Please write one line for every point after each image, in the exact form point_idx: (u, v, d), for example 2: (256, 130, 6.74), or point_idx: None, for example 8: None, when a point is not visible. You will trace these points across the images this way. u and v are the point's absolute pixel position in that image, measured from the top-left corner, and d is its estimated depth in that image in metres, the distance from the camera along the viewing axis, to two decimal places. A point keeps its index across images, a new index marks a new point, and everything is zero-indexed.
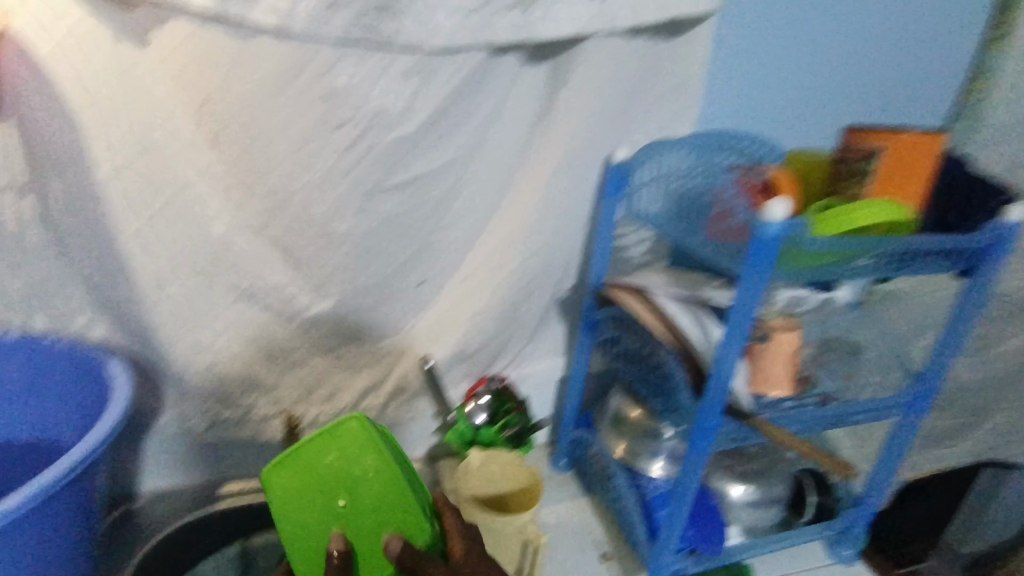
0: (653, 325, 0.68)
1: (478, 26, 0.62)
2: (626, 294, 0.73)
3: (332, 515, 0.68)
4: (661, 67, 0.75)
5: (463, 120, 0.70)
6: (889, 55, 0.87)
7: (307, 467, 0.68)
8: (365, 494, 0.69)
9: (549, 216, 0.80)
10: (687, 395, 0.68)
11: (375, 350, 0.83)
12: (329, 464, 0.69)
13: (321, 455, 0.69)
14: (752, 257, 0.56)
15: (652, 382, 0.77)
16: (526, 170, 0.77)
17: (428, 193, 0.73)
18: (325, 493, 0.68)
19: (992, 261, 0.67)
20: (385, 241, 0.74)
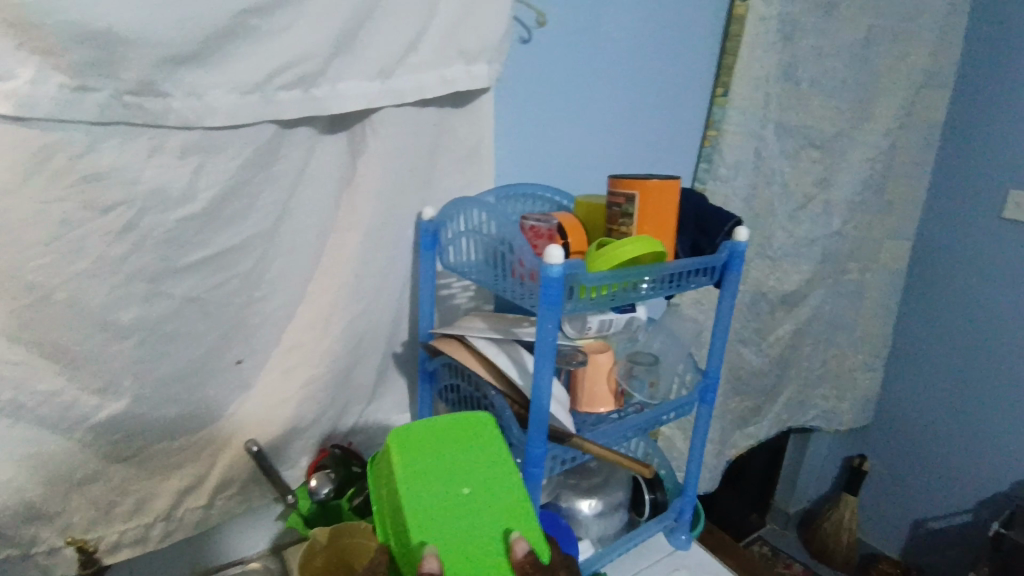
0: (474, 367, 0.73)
1: (262, 102, 0.63)
2: (449, 342, 0.77)
3: (457, 519, 0.63)
4: (455, 130, 0.83)
5: (262, 191, 0.69)
6: (642, 113, 1.06)
7: (426, 467, 0.65)
8: (494, 500, 0.66)
9: (369, 276, 0.81)
10: (516, 429, 0.73)
11: (191, 444, 0.75)
12: (476, 464, 0.67)
13: (447, 455, 0.67)
14: (545, 299, 0.63)
15: None
16: (338, 234, 0.78)
17: (231, 269, 0.70)
18: (437, 502, 0.63)
19: (733, 273, 0.84)
20: (187, 323, 0.69)
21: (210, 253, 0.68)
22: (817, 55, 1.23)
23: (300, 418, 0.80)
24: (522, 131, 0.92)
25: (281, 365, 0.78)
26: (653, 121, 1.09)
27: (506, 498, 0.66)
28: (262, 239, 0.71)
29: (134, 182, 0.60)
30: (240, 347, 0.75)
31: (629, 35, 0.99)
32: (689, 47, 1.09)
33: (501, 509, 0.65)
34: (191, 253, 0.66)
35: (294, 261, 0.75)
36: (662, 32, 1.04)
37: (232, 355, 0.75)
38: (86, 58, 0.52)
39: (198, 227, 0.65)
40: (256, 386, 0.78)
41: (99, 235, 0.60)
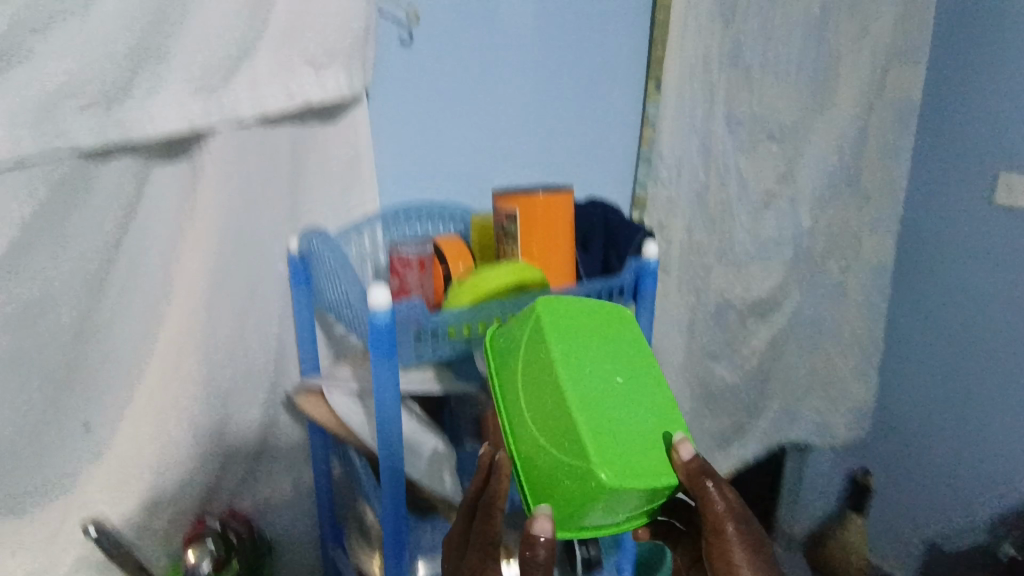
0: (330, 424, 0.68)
1: (50, 133, 0.55)
2: (308, 399, 0.71)
3: (620, 410, 0.52)
4: (321, 150, 0.76)
5: (75, 234, 0.62)
6: (554, 114, 0.99)
7: (576, 355, 0.53)
8: (651, 395, 0.55)
9: (231, 317, 0.73)
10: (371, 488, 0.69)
11: (28, 522, 0.66)
12: (631, 358, 0.56)
13: (607, 342, 0.56)
14: (376, 348, 0.54)
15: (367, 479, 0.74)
16: (188, 275, 0.69)
17: (49, 325, 0.62)
18: (602, 391, 0.52)
19: (647, 294, 0.72)
20: (4, 388, 0.61)
21: (17, 309, 0.60)
22: (764, 36, 1.11)
23: (159, 486, 0.71)
24: (409, 140, 0.84)
25: (136, 429, 0.69)
26: (569, 123, 1.01)
27: (663, 392, 0.55)
28: (87, 288, 0.64)
29: None
30: (80, 411, 0.67)
31: (527, 38, 0.93)
32: (598, 39, 1.01)
33: (657, 400, 0.54)
34: None
35: (135, 313, 0.69)
36: (562, 24, 0.96)
37: (77, 421, 0.67)
38: None
39: None
40: (106, 453, 0.69)
41: None
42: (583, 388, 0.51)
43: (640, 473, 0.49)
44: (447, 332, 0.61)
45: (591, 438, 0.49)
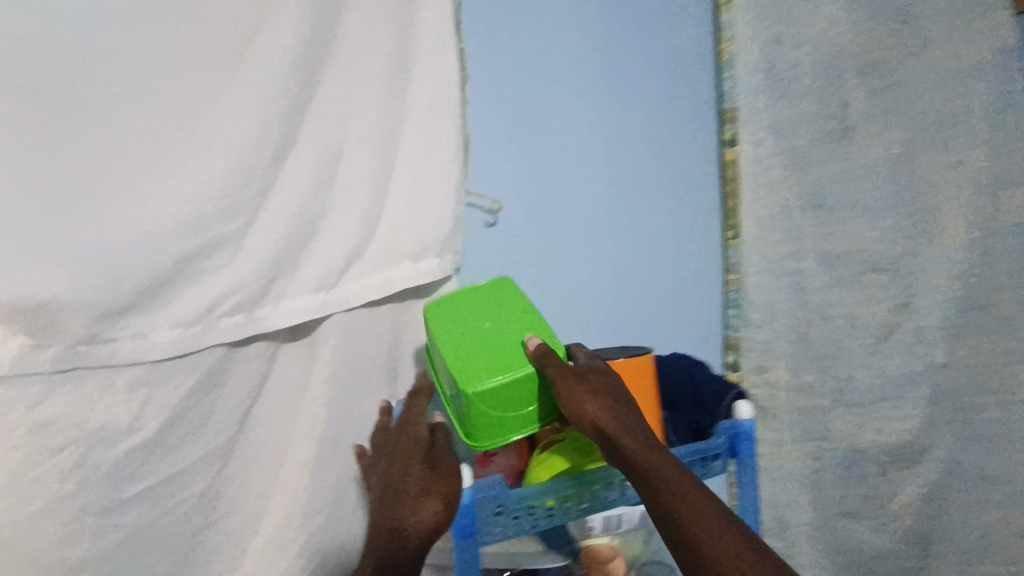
0: None
1: (200, 332, 0.69)
2: None
3: (486, 345, 0.66)
4: (415, 322, 0.87)
5: (212, 411, 0.73)
6: (629, 270, 1.05)
7: (451, 326, 0.69)
8: (507, 310, 0.70)
9: (332, 478, 0.80)
10: None
11: None
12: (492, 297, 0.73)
13: (478, 304, 0.72)
14: (459, 529, 0.60)
15: None
16: (300, 440, 0.79)
17: (183, 493, 0.72)
18: (474, 337, 0.67)
19: (746, 459, 0.68)
20: (139, 553, 0.69)
21: (160, 479, 0.70)
22: (852, 172, 1.09)
23: None
24: None
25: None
26: (645, 277, 1.06)
27: (524, 321, 0.69)
28: (216, 459, 0.74)
29: (83, 422, 0.65)
30: (195, 574, 0.73)
31: (600, 206, 1.02)
32: (671, 199, 1.07)
33: (522, 325, 0.68)
34: (140, 480, 0.69)
35: (253, 478, 0.77)
36: (633, 190, 1.04)
37: None
38: (33, 324, 0.61)
39: (146, 455, 0.69)
40: None
41: (44, 478, 0.63)
42: (455, 327, 0.69)
43: (505, 369, 0.63)
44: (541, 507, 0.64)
45: (453, 358, 0.65)
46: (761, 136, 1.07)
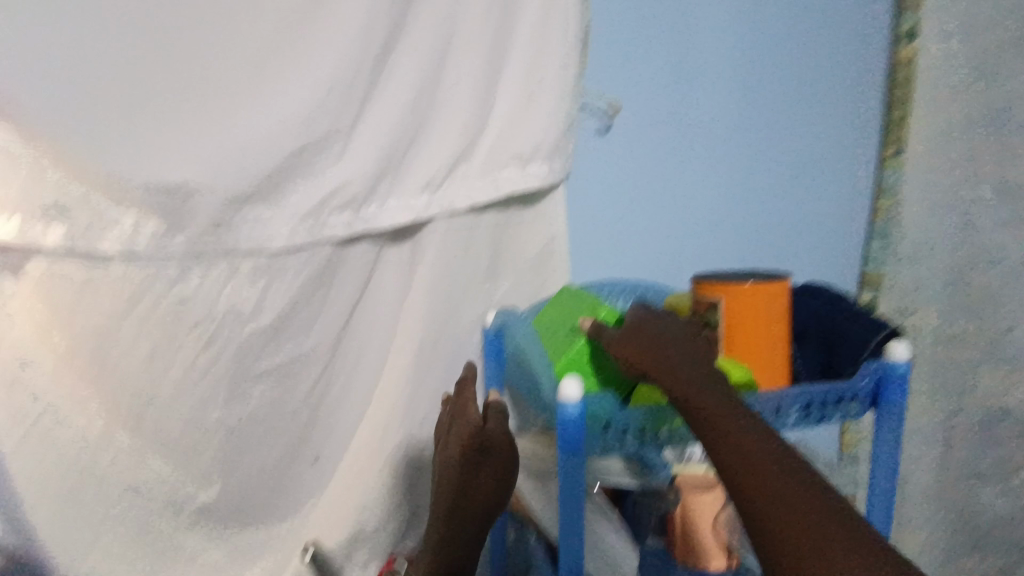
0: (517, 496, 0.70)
1: (314, 227, 0.70)
2: None
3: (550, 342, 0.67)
4: (518, 231, 0.84)
5: (325, 304, 0.76)
6: (760, 192, 0.93)
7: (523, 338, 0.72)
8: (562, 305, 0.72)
9: (431, 378, 0.82)
10: None
11: (270, 536, 0.80)
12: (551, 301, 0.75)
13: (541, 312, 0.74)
14: (562, 442, 0.55)
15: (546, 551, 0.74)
16: (401, 341, 0.81)
17: (300, 377, 0.76)
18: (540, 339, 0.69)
19: (893, 405, 0.60)
20: (263, 426, 0.76)
21: (279, 361, 0.75)
22: None
23: (363, 520, 0.82)
24: (601, 226, 0.87)
25: (350, 466, 0.81)
26: (776, 200, 0.94)
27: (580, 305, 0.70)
28: (328, 349, 0.77)
29: (214, 302, 0.70)
30: (311, 449, 0.80)
31: (741, 108, 0.90)
32: (816, 111, 0.92)
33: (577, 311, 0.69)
34: (263, 361, 0.74)
35: (360, 371, 0.80)
36: (772, 100, 0.91)
37: (310, 456, 0.80)
38: (162, 207, 0.63)
39: (267, 340, 0.73)
40: (328, 484, 0.82)
41: (188, 348, 0.71)
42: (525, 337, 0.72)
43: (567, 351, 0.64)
44: (649, 434, 0.59)
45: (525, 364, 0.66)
46: (948, 32, 0.89)
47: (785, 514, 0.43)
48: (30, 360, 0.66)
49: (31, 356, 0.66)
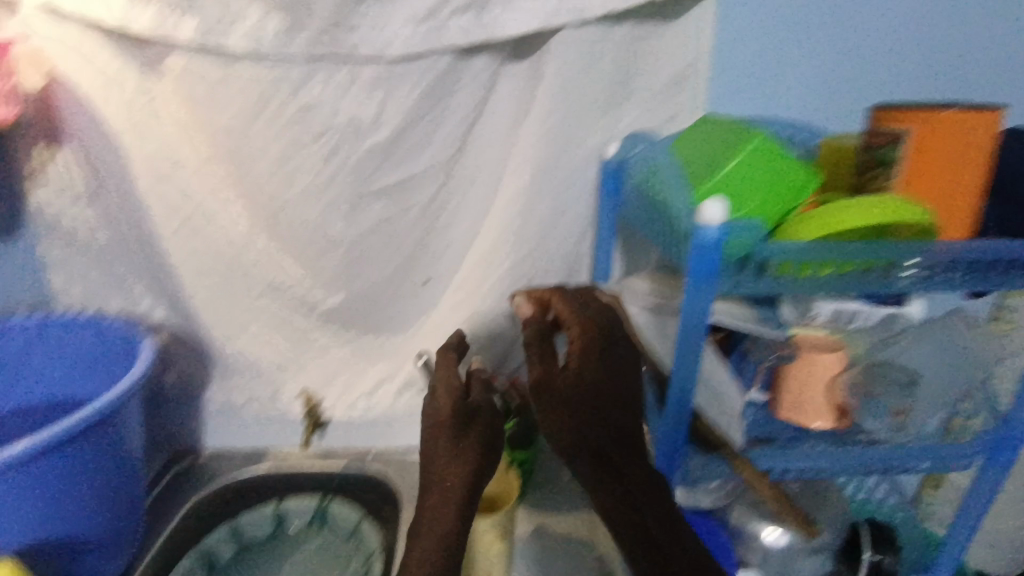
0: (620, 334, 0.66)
1: (434, 31, 0.65)
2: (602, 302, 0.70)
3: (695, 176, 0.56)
4: (653, 51, 0.72)
5: (440, 122, 0.72)
6: (963, 14, 0.74)
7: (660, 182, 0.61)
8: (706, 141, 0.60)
9: (543, 214, 0.77)
10: (650, 403, 0.64)
11: (386, 342, 0.89)
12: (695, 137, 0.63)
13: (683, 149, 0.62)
14: (695, 272, 0.49)
15: None
16: (516, 169, 0.75)
17: (415, 197, 0.76)
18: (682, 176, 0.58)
19: None
20: (380, 241, 0.79)
21: (396, 179, 0.74)
22: None
23: (470, 341, 0.86)
24: (757, 58, 0.74)
25: (458, 291, 0.83)
26: (989, 31, 0.74)
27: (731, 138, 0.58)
28: (441, 169, 0.75)
29: (336, 111, 0.69)
30: (422, 269, 0.82)
31: None
32: None
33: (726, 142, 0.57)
34: (381, 177, 0.74)
35: (473, 198, 0.78)
36: None
37: (419, 276, 0.83)
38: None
39: (384, 155, 0.73)
40: (437, 306, 0.85)
41: (313, 157, 0.72)
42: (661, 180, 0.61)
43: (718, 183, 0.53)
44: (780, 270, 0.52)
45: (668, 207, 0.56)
46: None
47: (669, 544, 0.57)
48: (183, 159, 0.73)
49: (183, 155, 0.73)
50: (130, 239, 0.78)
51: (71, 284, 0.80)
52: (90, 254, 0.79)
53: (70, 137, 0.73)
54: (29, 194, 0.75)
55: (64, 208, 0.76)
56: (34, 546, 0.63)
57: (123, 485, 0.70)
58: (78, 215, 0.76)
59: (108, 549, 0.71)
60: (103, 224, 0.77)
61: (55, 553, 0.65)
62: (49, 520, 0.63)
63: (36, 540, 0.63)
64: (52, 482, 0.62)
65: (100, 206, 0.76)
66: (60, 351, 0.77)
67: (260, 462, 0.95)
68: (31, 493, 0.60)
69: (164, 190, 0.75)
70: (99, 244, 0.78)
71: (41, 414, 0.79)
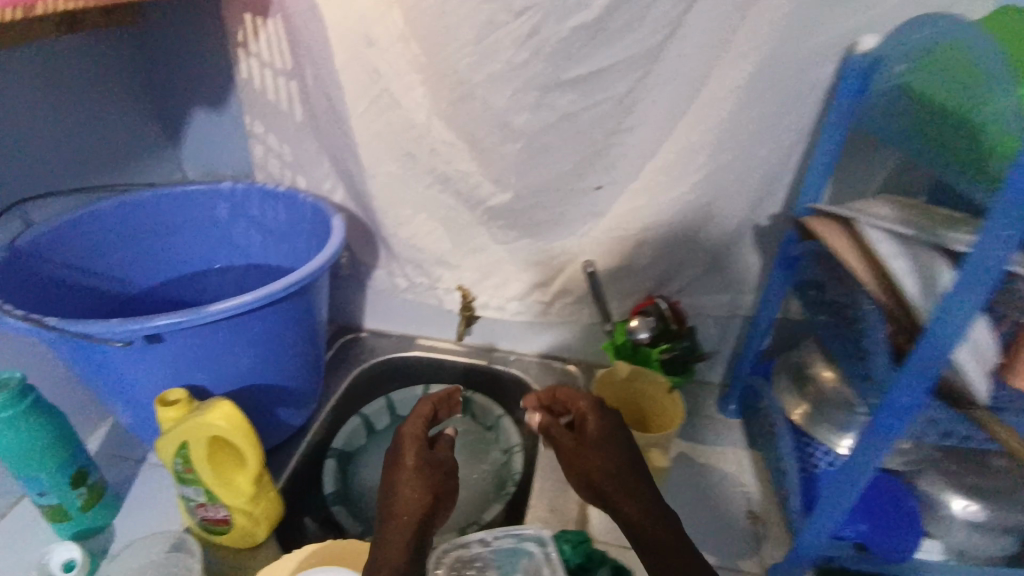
0: (855, 265, 0.53)
1: None
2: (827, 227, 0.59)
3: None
4: None
5: (653, 1, 0.63)
6: None
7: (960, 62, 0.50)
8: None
9: (751, 121, 0.68)
10: (885, 361, 0.51)
11: (546, 248, 0.86)
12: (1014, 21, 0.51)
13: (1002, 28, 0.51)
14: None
15: (847, 338, 0.62)
16: (732, 65, 0.66)
17: (608, 91, 0.69)
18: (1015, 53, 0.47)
19: None
20: (561, 139, 0.74)
21: (593, 69, 0.67)
22: None
23: (636, 257, 0.81)
24: None
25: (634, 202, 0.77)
26: None
27: None
28: (645, 59, 0.67)
29: None
30: (597, 174, 0.77)
31: None
32: None
33: None
34: (576, 66, 0.67)
35: (672, 96, 0.69)
36: None
37: (592, 182, 0.78)
38: None
39: (586, 40, 0.66)
40: (606, 215, 0.80)
41: (509, 38, 0.67)
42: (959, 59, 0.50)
43: None
44: None
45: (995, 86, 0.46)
46: None
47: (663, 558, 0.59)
48: (378, 37, 0.72)
49: (379, 32, 0.72)
50: (321, 116, 0.80)
51: (268, 157, 0.86)
52: (286, 128, 0.83)
53: (277, 8, 0.74)
54: (241, 65, 0.79)
55: (270, 82, 0.80)
56: (237, 390, 0.68)
57: (311, 348, 0.74)
58: (280, 89, 0.80)
59: (293, 406, 0.76)
60: (299, 100, 0.80)
61: (256, 402, 0.71)
62: (253, 370, 0.67)
63: (245, 385, 0.68)
64: (265, 333, 0.65)
65: (300, 82, 0.78)
66: (258, 217, 0.84)
67: (412, 347, 1.01)
68: (241, 343, 0.64)
69: (356, 69, 0.75)
70: (296, 120, 0.82)
71: (240, 273, 0.87)
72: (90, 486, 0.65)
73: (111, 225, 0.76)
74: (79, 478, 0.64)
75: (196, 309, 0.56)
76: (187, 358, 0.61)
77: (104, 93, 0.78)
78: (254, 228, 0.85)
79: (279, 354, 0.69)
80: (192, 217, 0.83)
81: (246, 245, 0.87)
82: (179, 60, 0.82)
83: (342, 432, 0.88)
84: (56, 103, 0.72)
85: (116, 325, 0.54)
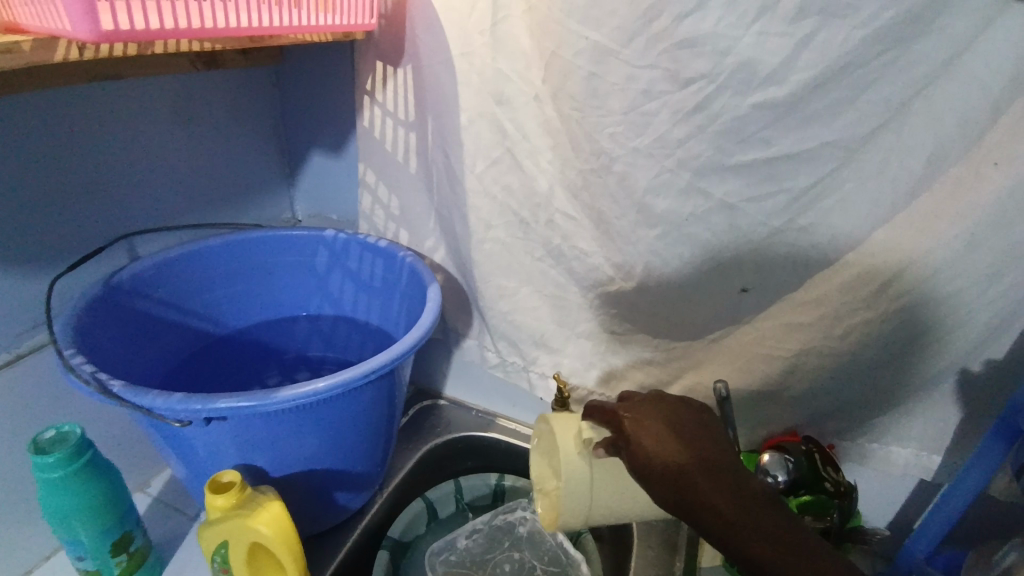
0: None
1: None
2: None
3: None
4: None
5: (876, 81, 0.48)
6: None
7: None
8: None
9: (984, 245, 0.51)
10: None
11: (666, 349, 0.71)
12: None
13: None
14: None
15: None
16: (990, 172, 0.49)
17: (788, 184, 0.54)
18: None
19: None
20: (711, 231, 0.59)
21: (779, 154, 0.53)
22: None
23: (783, 383, 0.64)
24: None
25: (790, 316, 0.61)
26: None
27: None
28: (844, 150, 0.51)
29: (726, 51, 0.51)
30: (750, 274, 0.61)
31: None
32: None
33: None
34: (748, 151, 0.54)
35: (879, 198, 0.53)
36: None
37: (737, 283, 0.62)
38: None
39: (769, 120, 0.52)
40: (750, 323, 0.64)
41: (670, 109, 0.55)
42: None
43: None
44: None
45: None
46: None
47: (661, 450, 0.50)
48: (511, 95, 0.63)
49: (510, 89, 0.63)
50: (437, 171, 0.73)
51: (375, 208, 0.82)
52: (401, 180, 0.78)
53: (408, 57, 0.70)
54: (364, 112, 0.77)
55: (390, 131, 0.76)
56: (302, 475, 0.61)
57: (384, 433, 0.66)
58: (402, 140, 0.75)
59: (356, 491, 0.68)
60: (418, 153, 0.75)
61: (311, 490, 0.63)
62: (315, 457, 0.60)
63: (307, 470, 0.60)
64: (337, 418, 0.58)
65: (420, 133, 0.73)
66: (356, 270, 0.79)
67: (492, 428, 0.89)
68: (306, 429, 0.56)
69: (482, 127, 0.67)
70: (411, 173, 0.76)
71: (330, 323, 0.83)
72: (130, 555, 0.63)
73: (216, 264, 0.74)
74: (121, 545, 0.62)
75: (265, 394, 0.50)
76: (250, 440, 0.55)
77: (223, 135, 0.79)
78: (352, 281, 0.80)
79: (347, 441, 0.61)
80: (293, 263, 0.80)
81: (337, 296, 0.82)
82: (308, 107, 0.82)
83: (403, 517, 0.79)
84: (178, 135, 0.74)
85: (177, 402, 0.49)
